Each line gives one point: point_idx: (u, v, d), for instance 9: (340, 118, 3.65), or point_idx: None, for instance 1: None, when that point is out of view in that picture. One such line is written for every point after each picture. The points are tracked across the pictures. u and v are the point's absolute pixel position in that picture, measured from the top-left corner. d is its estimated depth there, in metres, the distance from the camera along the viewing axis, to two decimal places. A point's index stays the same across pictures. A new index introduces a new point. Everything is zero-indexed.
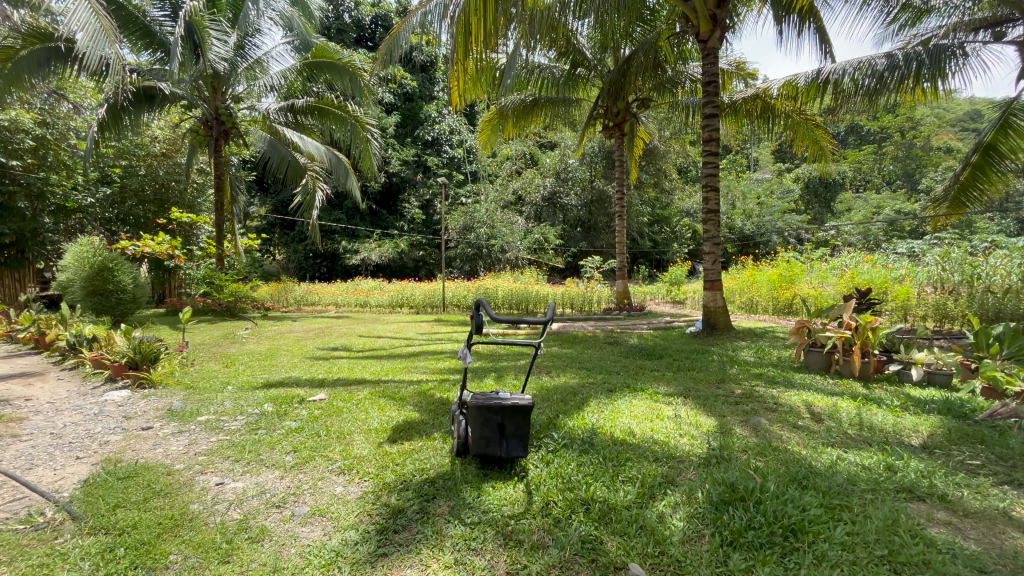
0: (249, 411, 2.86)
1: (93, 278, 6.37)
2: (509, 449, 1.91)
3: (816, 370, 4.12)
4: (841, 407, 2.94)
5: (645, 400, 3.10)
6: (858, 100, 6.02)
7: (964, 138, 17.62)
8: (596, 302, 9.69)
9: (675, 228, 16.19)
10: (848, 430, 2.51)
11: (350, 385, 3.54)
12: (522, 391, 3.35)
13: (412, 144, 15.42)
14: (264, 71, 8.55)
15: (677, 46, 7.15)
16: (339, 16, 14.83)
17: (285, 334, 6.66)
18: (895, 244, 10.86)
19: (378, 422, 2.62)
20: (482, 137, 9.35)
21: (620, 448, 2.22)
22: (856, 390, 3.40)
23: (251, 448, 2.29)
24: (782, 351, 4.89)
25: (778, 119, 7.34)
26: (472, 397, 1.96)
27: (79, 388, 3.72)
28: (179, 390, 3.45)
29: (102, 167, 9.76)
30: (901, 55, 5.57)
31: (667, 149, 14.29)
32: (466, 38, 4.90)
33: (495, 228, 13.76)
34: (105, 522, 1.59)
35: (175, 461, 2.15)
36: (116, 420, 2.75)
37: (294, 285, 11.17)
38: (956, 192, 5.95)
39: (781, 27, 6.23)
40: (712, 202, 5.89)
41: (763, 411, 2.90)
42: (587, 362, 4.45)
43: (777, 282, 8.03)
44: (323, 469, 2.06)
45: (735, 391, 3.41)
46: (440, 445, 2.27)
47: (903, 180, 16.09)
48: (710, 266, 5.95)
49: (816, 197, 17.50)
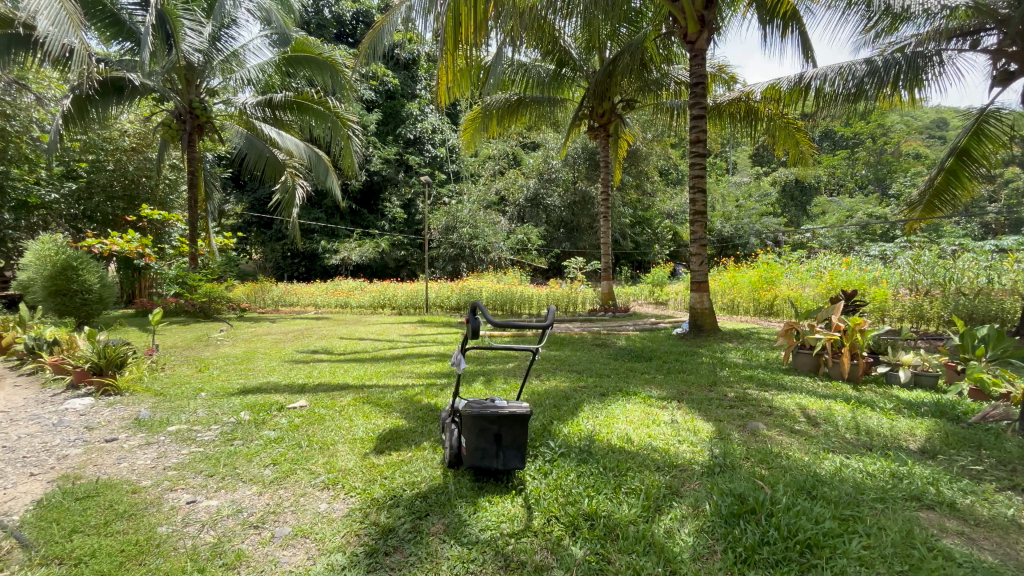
0: (224, 420, 2.69)
1: (55, 277, 6.03)
2: (505, 461, 1.81)
3: (805, 372, 4.11)
4: (835, 410, 2.91)
5: (639, 405, 3.02)
6: (839, 104, 6.07)
7: (931, 144, 18.15)
8: (581, 303, 9.63)
9: (657, 229, 16.30)
10: (846, 435, 2.48)
11: (332, 391, 3.38)
12: (514, 395, 3.23)
13: (394, 142, 15.18)
14: (240, 65, 8.25)
15: (664, 47, 7.14)
16: (318, 11, 14.57)
17: (262, 336, 6.43)
18: (869, 246, 11.09)
19: (363, 430, 2.48)
20: (466, 136, 9.18)
21: (619, 456, 2.13)
22: (847, 393, 3.38)
23: (227, 461, 2.13)
24: (769, 353, 4.88)
25: (761, 122, 7.35)
26: (466, 406, 1.84)
27: (37, 395, 3.47)
28: (147, 396, 3.25)
29: (67, 162, 9.34)
30: (881, 61, 5.62)
31: (649, 151, 14.37)
32: (456, 31, 4.77)
33: (478, 228, 13.67)
34: (59, 552, 1.42)
35: (142, 477, 1.97)
36: (77, 432, 2.55)
37: (271, 285, 10.86)
38: (931, 196, 6.05)
39: (765, 31, 6.26)
40: (699, 203, 5.88)
41: (759, 415, 2.86)
42: (576, 364, 4.37)
43: (758, 284, 8.12)
44: (305, 484, 1.91)
45: (728, 395, 3.36)
46: (430, 455, 2.15)
47: (874, 185, 16.48)
48: (696, 267, 5.93)
49: (793, 201, 17.82)
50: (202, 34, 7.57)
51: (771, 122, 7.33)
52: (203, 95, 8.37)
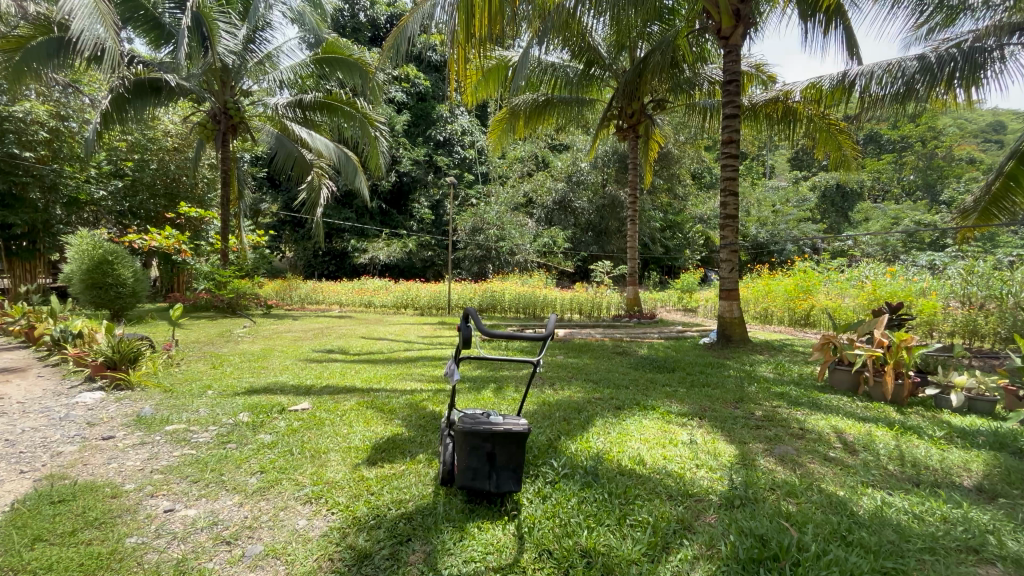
0: (223, 421, 2.62)
1: (92, 271, 6.24)
2: (498, 483, 1.65)
3: (843, 390, 3.80)
4: (876, 436, 2.64)
5: (657, 421, 2.81)
6: (886, 105, 5.65)
7: (987, 149, 17.01)
8: (606, 309, 9.33)
9: (688, 234, 15.84)
10: (888, 466, 2.23)
11: (337, 393, 3.29)
12: (522, 406, 3.05)
13: (424, 144, 15.28)
14: (274, 66, 8.40)
15: (697, 45, 6.78)
16: (354, 15, 14.86)
17: (283, 334, 6.45)
18: (915, 256, 10.41)
19: (360, 439, 2.37)
20: (493, 137, 9.05)
21: (628, 481, 1.95)
22: (890, 416, 3.08)
23: (215, 466, 2.05)
24: (803, 368, 4.57)
25: (800, 124, 6.92)
26: (458, 421, 1.70)
27: (56, 387, 3.54)
28: (157, 392, 3.24)
29: (114, 161, 9.73)
30: (934, 57, 5.20)
31: (682, 153, 13.93)
32: (470, 23, 4.53)
33: (504, 230, 13.56)
34: (16, 562, 1.35)
35: (125, 480, 1.91)
36: (78, 427, 2.53)
37: (300, 283, 11.04)
38: (987, 202, 5.59)
39: (806, 27, 5.89)
40: (729, 206, 5.59)
41: (788, 438, 2.60)
42: (594, 373, 4.18)
43: (793, 292, 7.70)
44: (288, 496, 1.80)
45: (756, 413, 3.11)
46: (424, 470, 2.02)
47: (923, 191, 15.48)
48: (726, 274, 5.64)
49: (833, 207, 17.06)
50: (236, 36, 7.70)
51: (812, 123, 6.86)
52: (237, 96, 8.52)
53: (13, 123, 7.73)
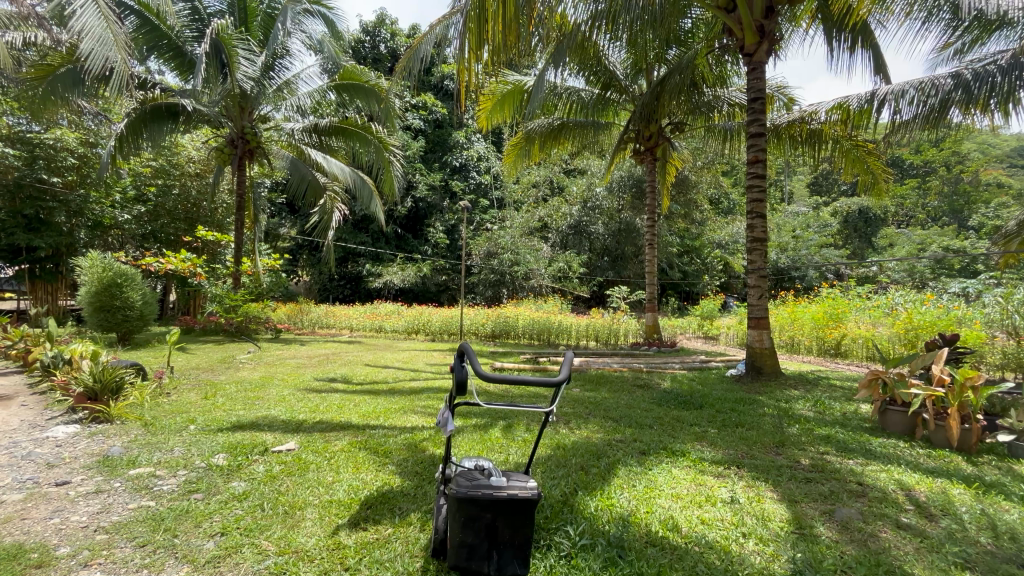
0: (195, 464, 2.32)
1: (101, 293, 6.14)
2: (500, 565, 1.33)
3: (898, 434, 3.35)
4: (954, 496, 2.21)
5: (688, 471, 2.43)
6: (917, 127, 5.22)
7: (1014, 173, 16.39)
8: (624, 336, 8.91)
9: (705, 260, 15.38)
10: (981, 539, 1.82)
11: (329, 432, 2.97)
12: (534, 450, 2.69)
13: (440, 169, 15.34)
14: (292, 93, 8.35)
15: (717, 65, 6.54)
16: (374, 47, 15.24)
17: (286, 360, 6.20)
18: (948, 283, 9.84)
19: (345, 491, 2.05)
20: (507, 162, 8.81)
21: (660, 556, 1.60)
22: (962, 469, 2.63)
23: (171, 524, 1.74)
24: (847, 405, 4.12)
25: (827, 145, 6.57)
26: (452, 483, 1.37)
27: (37, 417, 3.30)
28: (136, 427, 2.97)
29: (137, 186, 9.84)
30: (970, 74, 4.82)
31: (699, 179, 13.68)
32: (487, 31, 4.31)
33: (518, 255, 13.35)
34: None
35: (60, 542, 1.62)
36: (35, 469, 2.26)
37: (312, 307, 10.88)
38: None
39: (831, 46, 5.58)
40: (757, 229, 5.21)
41: (847, 496, 2.20)
42: (614, 409, 3.80)
43: (821, 320, 7.22)
44: (245, 571, 1.48)
45: (802, 462, 2.68)
46: (414, 535, 1.69)
47: (949, 217, 14.81)
48: (755, 302, 5.22)
49: (856, 232, 16.44)
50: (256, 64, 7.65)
51: (837, 145, 6.51)
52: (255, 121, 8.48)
53: (44, 150, 7.87)
